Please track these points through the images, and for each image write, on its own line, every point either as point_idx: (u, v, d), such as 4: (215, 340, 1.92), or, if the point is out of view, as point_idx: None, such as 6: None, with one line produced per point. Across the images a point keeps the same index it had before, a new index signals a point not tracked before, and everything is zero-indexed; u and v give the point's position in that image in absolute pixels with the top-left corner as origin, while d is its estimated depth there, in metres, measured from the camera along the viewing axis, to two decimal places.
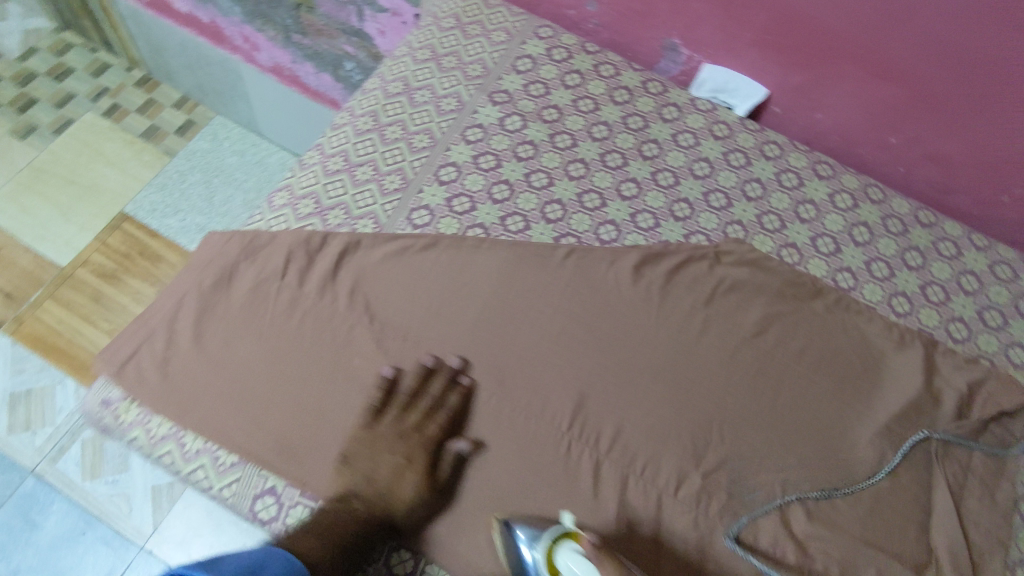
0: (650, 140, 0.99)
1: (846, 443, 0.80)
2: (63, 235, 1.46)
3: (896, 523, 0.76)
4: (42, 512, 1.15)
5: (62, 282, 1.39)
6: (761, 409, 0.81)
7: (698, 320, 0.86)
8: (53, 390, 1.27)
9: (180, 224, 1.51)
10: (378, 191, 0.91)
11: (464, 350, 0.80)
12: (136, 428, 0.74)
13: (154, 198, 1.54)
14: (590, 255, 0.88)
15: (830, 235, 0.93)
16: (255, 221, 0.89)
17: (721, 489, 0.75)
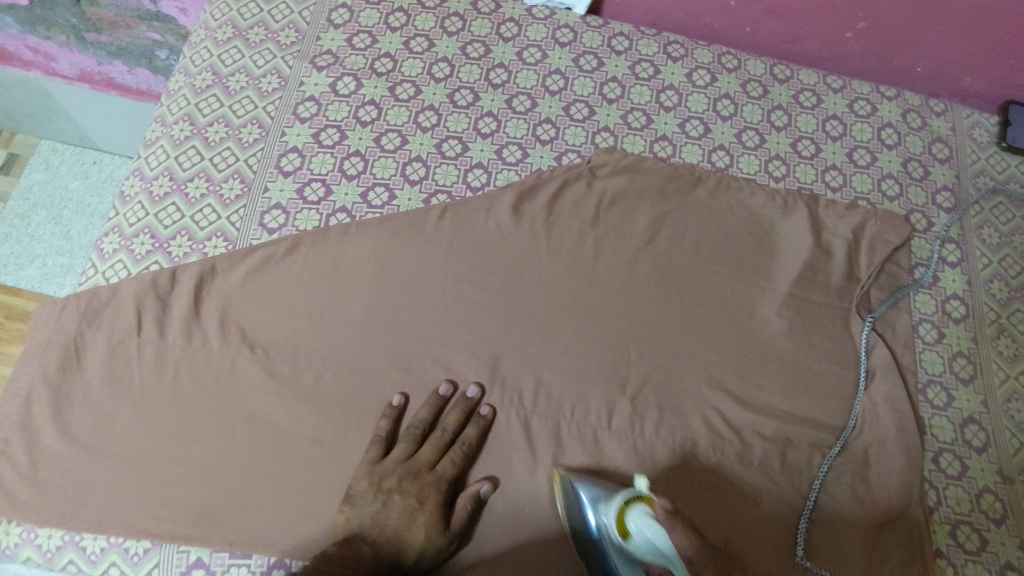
0: (496, 66, 0.92)
1: (756, 321, 0.82)
2: None
3: (809, 382, 0.80)
4: None
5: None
6: (670, 314, 0.81)
7: (589, 243, 0.83)
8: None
9: (41, 271, 1.41)
10: (219, 203, 0.82)
11: (360, 347, 0.76)
12: (25, 549, 0.67)
13: (1, 252, 1.42)
14: (464, 207, 0.83)
15: (697, 117, 0.91)
16: (88, 276, 0.78)
17: (650, 406, 0.77)
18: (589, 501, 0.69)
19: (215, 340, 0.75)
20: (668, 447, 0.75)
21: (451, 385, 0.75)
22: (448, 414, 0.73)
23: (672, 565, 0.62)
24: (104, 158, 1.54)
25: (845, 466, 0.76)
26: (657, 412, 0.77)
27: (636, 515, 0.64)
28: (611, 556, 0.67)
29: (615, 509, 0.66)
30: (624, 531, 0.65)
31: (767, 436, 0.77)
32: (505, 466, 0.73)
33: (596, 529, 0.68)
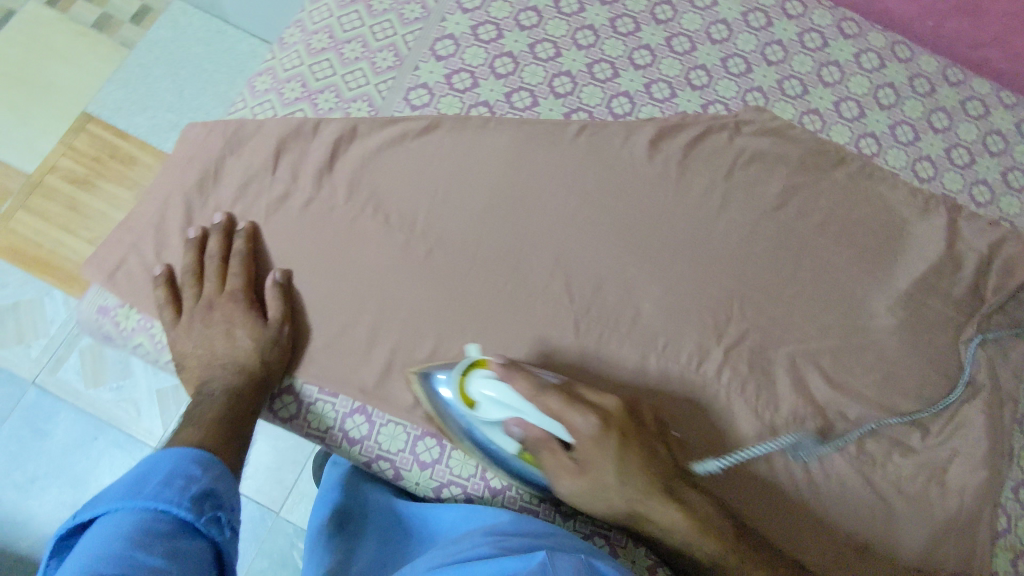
0: (663, 2, 0.90)
1: (864, 313, 0.80)
2: (24, 140, 1.47)
3: (905, 383, 0.78)
4: (50, 421, 1.31)
5: (32, 190, 1.43)
6: (780, 283, 0.80)
7: (718, 194, 0.82)
8: (41, 302, 1.37)
9: (150, 123, 1.50)
10: (371, 70, 0.82)
11: (472, 235, 0.77)
12: (140, 337, 0.74)
13: (117, 95, 1.52)
14: (602, 130, 0.83)
15: (855, 99, 0.88)
16: (236, 108, 0.81)
17: (742, 362, 0.77)
18: (444, 376, 0.68)
19: (341, 196, 0.77)
20: (749, 406, 0.75)
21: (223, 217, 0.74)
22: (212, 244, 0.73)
23: (528, 412, 0.63)
24: (228, 30, 1.59)
25: (920, 470, 0.75)
26: (746, 370, 0.77)
27: (477, 381, 0.65)
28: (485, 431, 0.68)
29: (455, 381, 0.66)
30: (467, 399, 0.66)
31: (848, 421, 0.76)
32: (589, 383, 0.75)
33: (453, 403, 0.68)
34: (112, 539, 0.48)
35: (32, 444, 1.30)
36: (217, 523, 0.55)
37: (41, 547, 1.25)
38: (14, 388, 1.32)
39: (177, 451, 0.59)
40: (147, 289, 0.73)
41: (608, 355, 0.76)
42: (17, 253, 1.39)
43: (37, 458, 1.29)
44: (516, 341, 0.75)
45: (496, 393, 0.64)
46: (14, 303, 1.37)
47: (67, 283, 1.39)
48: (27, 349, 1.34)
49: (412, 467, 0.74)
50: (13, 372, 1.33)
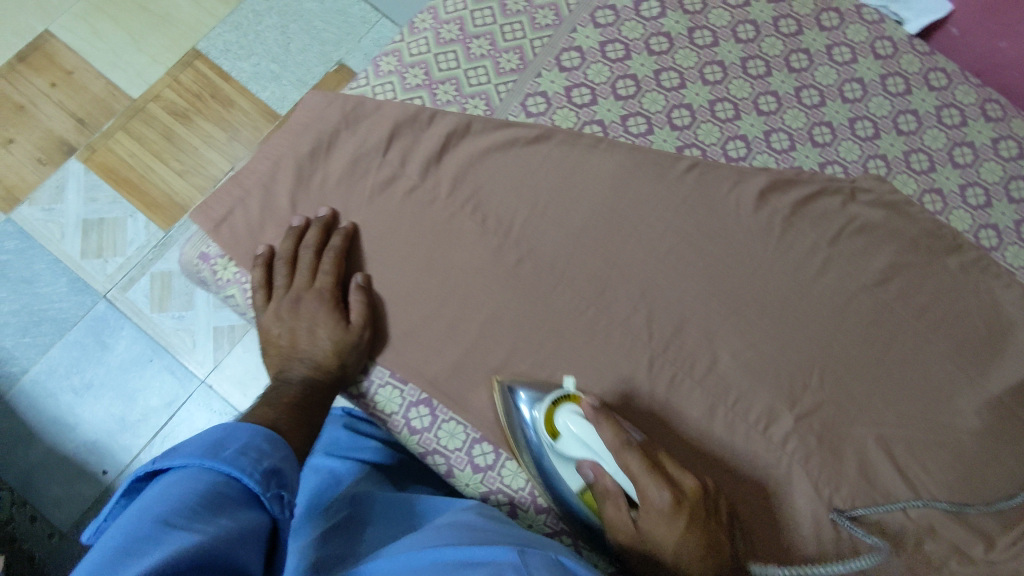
0: (800, 50, 0.87)
1: (948, 408, 0.77)
2: (133, 64, 1.53)
3: (977, 489, 0.75)
4: (113, 336, 1.37)
5: (134, 115, 1.50)
6: (867, 361, 0.78)
7: (819, 259, 0.80)
8: (124, 222, 1.43)
9: (253, 69, 1.57)
10: (494, 69, 0.82)
11: (562, 250, 0.77)
12: (233, 287, 0.75)
13: (227, 38, 1.58)
14: (714, 170, 0.81)
15: (984, 185, 0.84)
16: (359, 83, 0.82)
17: (811, 434, 0.75)
18: (524, 399, 0.70)
19: (443, 190, 0.77)
20: (810, 479, 0.73)
21: (329, 212, 0.75)
22: (310, 234, 0.74)
23: (602, 458, 0.64)
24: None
25: None
26: (814, 444, 0.75)
27: (564, 413, 0.67)
28: (552, 462, 0.69)
29: (545, 408, 0.68)
30: (554, 429, 0.67)
31: (910, 518, 0.73)
32: (653, 427, 0.73)
33: (530, 427, 0.70)
34: (183, 491, 0.46)
35: (92, 354, 1.36)
36: (279, 501, 0.51)
37: (85, 451, 1.31)
38: (85, 298, 1.38)
39: (256, 426, 0.56)
40: (242, 242, 0.75)
41: (678, 399, 0.74)
42: (109, 170, 1.46)
43: (95, 368, 1.35)
44: (589, 367, 0.74)
45: (580, 431, 0.65)
46: (99, 219, 1.43)
47: (150, 209, 1.45)
48: (103, 264, 1.40)
49: (465, 467, 0.74)
50: (87, 282, 1.39)
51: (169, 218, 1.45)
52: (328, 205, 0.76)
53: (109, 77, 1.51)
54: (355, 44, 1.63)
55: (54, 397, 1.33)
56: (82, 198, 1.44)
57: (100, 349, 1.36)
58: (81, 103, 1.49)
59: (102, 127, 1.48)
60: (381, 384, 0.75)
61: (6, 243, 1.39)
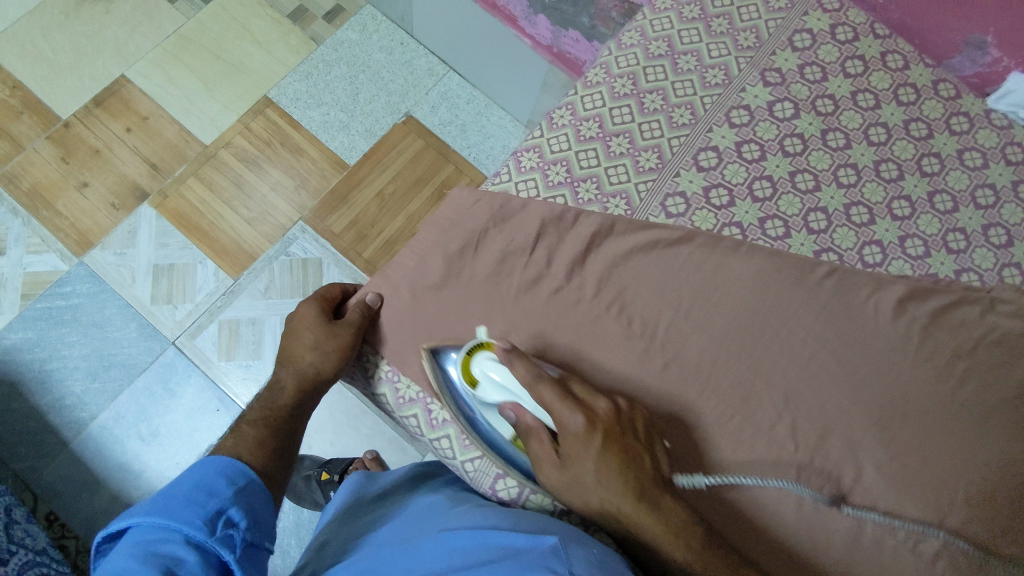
0: (931, 153, 0.88)
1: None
2: (206, 111, 1.56)
3: None
4: (180, 384, 1.36)
5: (205, 161, 1.51)
6: (1017, 480, 0.76)
7: (959, 369, 0.79)
8: (194, 268, 1.44)
9: (323, 118, 1.60)
10: (633, 168, 0.83)
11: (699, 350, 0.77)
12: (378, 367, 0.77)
13: (298, 87, 1.61)
14: (852, 277, 0.81)
15: None
16: (502, 180, 0.83)
17: (964, 556, 0.73)
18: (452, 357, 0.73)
19: (586, 289, 0.78)
20: None
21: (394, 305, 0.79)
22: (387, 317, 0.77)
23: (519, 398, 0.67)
24: (410, 43, 1.70)
25: None
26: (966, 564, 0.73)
27: (477, 361, 0.69)
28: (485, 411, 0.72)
29: (460, 360, 0.71)
30: (471, 379, 0.70)
31: None
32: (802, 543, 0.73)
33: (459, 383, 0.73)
34: (125, 556, 0.48)
35: (158, 401, 1.34)
36: (228, 542, 0.52)
37: None
38: (154, 344, 1.37)
39: (216, 460, 0.59)
40: (393, 338, 0.77)
41: (826, 513, 0.73)
42: (180, 216, 1.46)
43: (161, 416, 1.33)
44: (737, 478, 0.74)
45: (493, 374, 0.68)
46: (170, 265, 1.43)
47: (221, 256, 1.45)
48: (173, 310, 1.40)
49: None
50: (157, 328, 1.38)
51: (239, 265, 1.45)
52: (473, 304, 0.76)
53: (183, 124, 1.53)
54: (423, 95, 1.67)
55: (118, 445, 1.30)
56: (154, 243, 1.44)
57: (167, 397, 1.34)
58: (156, 148, 1.50)
59: (175, 173, 1.50)
60: (474, 458, 0.75)
61: (78, 285, 1.39)
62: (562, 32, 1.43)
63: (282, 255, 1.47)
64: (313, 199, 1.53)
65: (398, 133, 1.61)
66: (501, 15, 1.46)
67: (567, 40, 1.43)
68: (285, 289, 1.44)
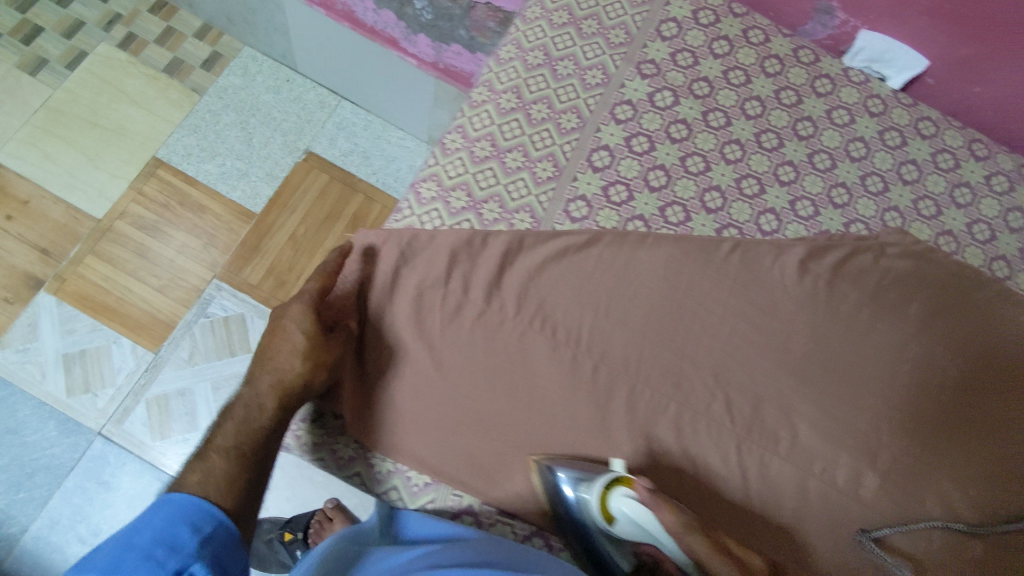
0: (804, 118, 0.93)
1: (1005, 441, 0.82)
2: (93, 183, 1.48)
3: None
4: (115, 474, 1.27)
5: (101, 236, 1.43)
6: (929, 408, 0.82)
7: (864, 315, 0.85)
8: (109, 349, 1.36)
9: (219, 169, 1.54)
10: (532, 180, 0.84)
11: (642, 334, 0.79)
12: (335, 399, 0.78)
13: (188, 142, 1.55)
14: (754, 248, 0.85)
15: (986, 221, 0.92)
16: (404, 215, 0.81)
17: (896, 490, 0.78)
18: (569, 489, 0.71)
19: (509, 308, 0.78)
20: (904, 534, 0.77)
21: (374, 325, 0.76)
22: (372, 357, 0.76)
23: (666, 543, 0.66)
24: (296, 78, 1.67)
25: None
26: (900, 497, 0.78)
27: (619, 497, 0.68)
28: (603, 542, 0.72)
29: (595, 492, 0.68)
30: (608, 513, 0.69)
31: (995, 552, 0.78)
32: (757, 512, 0.75)
33: (572, 507, 0.71)
34: None
35: (94, 498, 1.25)
36: None
37: None
38: (79, 439, 1.29)
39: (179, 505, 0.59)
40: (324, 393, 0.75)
41: (770, 477, 0.77)
42: (84, 299, 1.38)
43: (100, 512, 1.25)
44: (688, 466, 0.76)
45: (632, 512, 0.67)
46: (82, 351, 1.35)
47: (136, 332, 1.38)
48: (94, 398, 1.32)
49: None
50: (80, 422, 1.30)
51: (156, 337, 1.38)
52: (399, 344, 0.76)
53: (70, 202, 1.45)
54: (318, 129, 1.63)
55: (59, 552, 1.22)
56: (59, 331, 1.35)
57: (103, 491, 1.26)
58: (44, 231, 1.41)
59: (70, 254, 1.41)
60: (426, 502, 0.77)
61: None
62: (444, 47, 1.43)
63: (201, 318, 1.41)
64: (224, 255, 1.47)
65: (301, 172, 1.57)
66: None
67: (449, 54, 1.43)
68: (210, 351, 1.38)
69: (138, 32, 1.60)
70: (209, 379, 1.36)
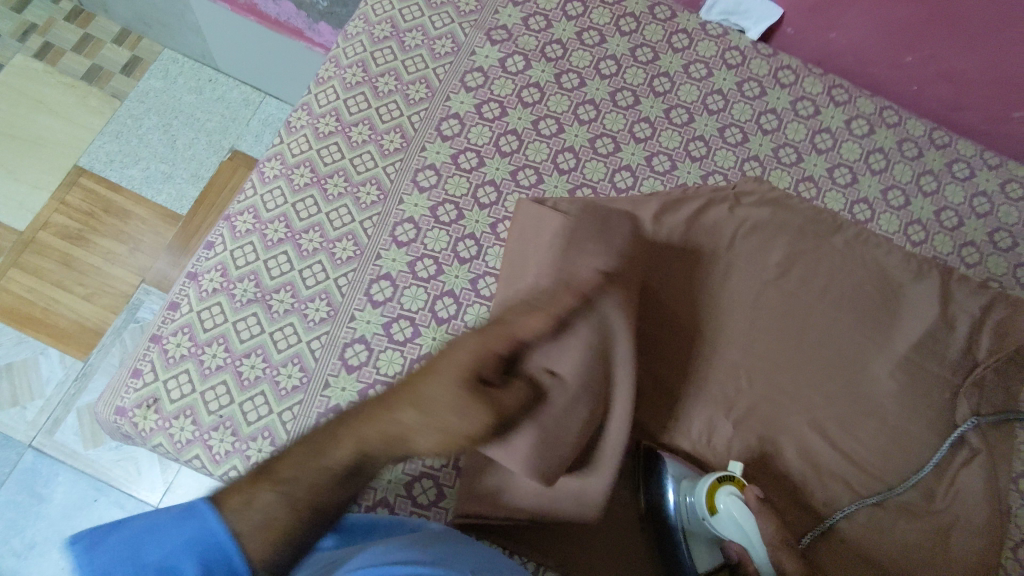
0: (661, 74, 0.93)
1: (861, 381, 0.84)
2: (14, 195, 1.47)
3: (904, 453, 0.82)
4: (48, 485, 1.27)
5: (25, 248, 1.43)
6: (787, 351, 0.84)
7: (721, 265, 0.86)
8: (37, 360, 1.36)
9: (144, 174, 1.54)
10: (378, 152, 0.84)
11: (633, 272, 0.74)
12: (188, 362, 0.72)
13: (110, 148, 1.55)
14: (607, 205, 0.85)
15: (847, 165, 0.93)
16: (247, 197, 0.80)
17: (752, 434, 0.80)
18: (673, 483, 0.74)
19: (357, 283, 0.78)
20: (760, 476, 0.78)
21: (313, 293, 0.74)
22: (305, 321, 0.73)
23: (756, 546, 0.68)
24: (219, 78, 1.67)
25: (922, 533, 0.78)
26: (756, 440, 0.80)
27: (724, 495, 0.70)
28: (687, 534, 0.73)
29: (707, 486, 0.71)
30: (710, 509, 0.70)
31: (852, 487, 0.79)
32: None
33: (674, 507, 0.73)
34: None
35: (29, 511, 1.25)
36: None
37: None
38: (9, 454, 1.28)
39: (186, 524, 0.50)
40: None
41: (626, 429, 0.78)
42: (9, 311, 1.38)
43: (33, 524, 1.24)
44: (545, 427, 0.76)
45: (741, 516, 0.69)
46: (8, 364, 1.35)
47: (63, 341, 1.37)
48: (23, 411, 1.32)
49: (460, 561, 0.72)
50: (9, 435, 1.30)
51: (84, 346, 1.38)
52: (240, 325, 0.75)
53: None
54: (243, 128, 1.63)
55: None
56: None
57: (37, 503, 1.26)
58: None
59: None
60: None
61: None
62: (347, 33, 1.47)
63: (130, 323, 1.41)
64: (151, 259, 1.47)
65: (226, 173, 1.57)
66: (285, 31, 1.46)
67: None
68: None
69: (54, 40, 1.60)
70: None
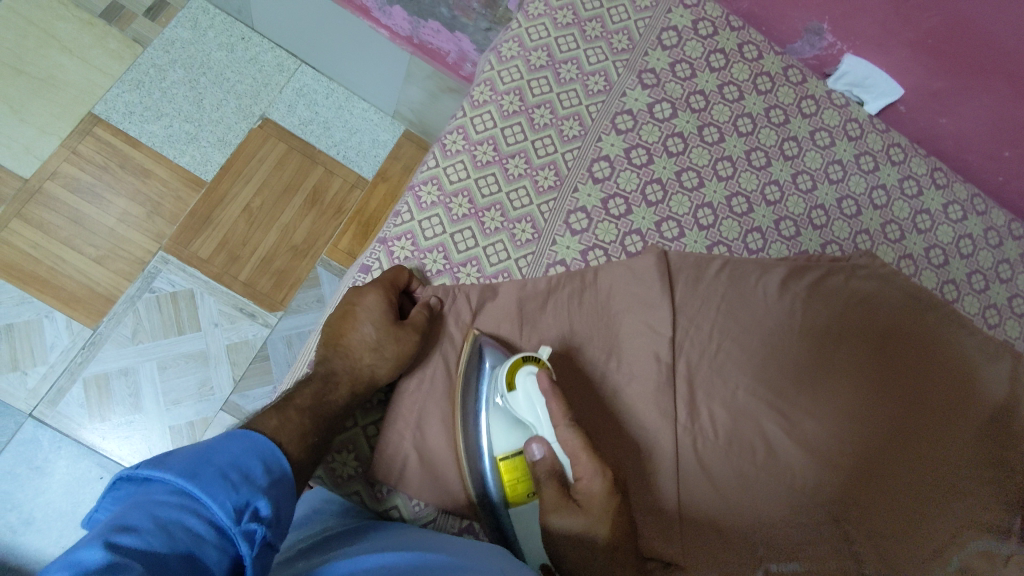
0: (790, 137, 0.96)
1: (923, 442, 0.87)
2: (18, 137, 1.34)
3: (966, 525, 0.84)
4: (47, 459, 1.19)
5: (29, 198, 1.31)
6: (868, 401, 0.87)
7: (835, 334, 0.89)
8: (40, 324, 1.26)
9: (165, 132, 1.41)
10: (533, 189, 0.84)
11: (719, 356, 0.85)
12: None
13: (129, 98, 1.41)
14: (741, 266, 0.88)
15: (941, 246, 1.00)
16: (403, 220, 0.79)
17: (827, 476, 0.82)
18: (489, 368, 0.73)
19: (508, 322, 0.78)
20: (832, 517, 0.81)
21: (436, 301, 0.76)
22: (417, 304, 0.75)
23: (541, 427, 0.68)
24: (253, 38, 1.52)
25: None
26: (837, 489, 0.82)
27: (523, 375, 0.69)
28: (489, 426, 0.71)
29: (510, 362, 0.71)
30: (511, 382, 0.70)
31: (913, 545, 0.81)
32: (745, 509, 0.79)
33: (485, 390, 0.73)
34: (149, 501, 0.49)
35: (26, 484, 1.17)
36: (249, 536, 0.51)
37: None
38: (6, 421, 1.19)
39: (243, 434, 0.59)
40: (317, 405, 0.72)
41: (750, 485, 0.80)
42: (11, 268, 1.27)
43: (31, 499, 1.16)
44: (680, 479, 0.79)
45: (532, 396, 0.68)
46: (8, 325, 1.24)
47: (70, 305, 1.27)
48: (23, 377, 1.22)
49: None
50: (6, 402, 1.20)
51: (94, 313, 1.28)
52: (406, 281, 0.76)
53: None
54: (276, 96, 1.51)
55: None
56: None
57: (35, 477, 1.18)
58: None
59: None
60: (427, 521, 0.72)
61: None
62: (421, 23, 1.32)
63: (145, 293, 1.31)
64: (170, 227, 1.37)
65: (255, 141, 1.46)
66: (352, 7, 1.31)
67: (426, 30, 1.33)
68: (156, 330, 1.29)
69: None
70: (156, 359, 1.28)
